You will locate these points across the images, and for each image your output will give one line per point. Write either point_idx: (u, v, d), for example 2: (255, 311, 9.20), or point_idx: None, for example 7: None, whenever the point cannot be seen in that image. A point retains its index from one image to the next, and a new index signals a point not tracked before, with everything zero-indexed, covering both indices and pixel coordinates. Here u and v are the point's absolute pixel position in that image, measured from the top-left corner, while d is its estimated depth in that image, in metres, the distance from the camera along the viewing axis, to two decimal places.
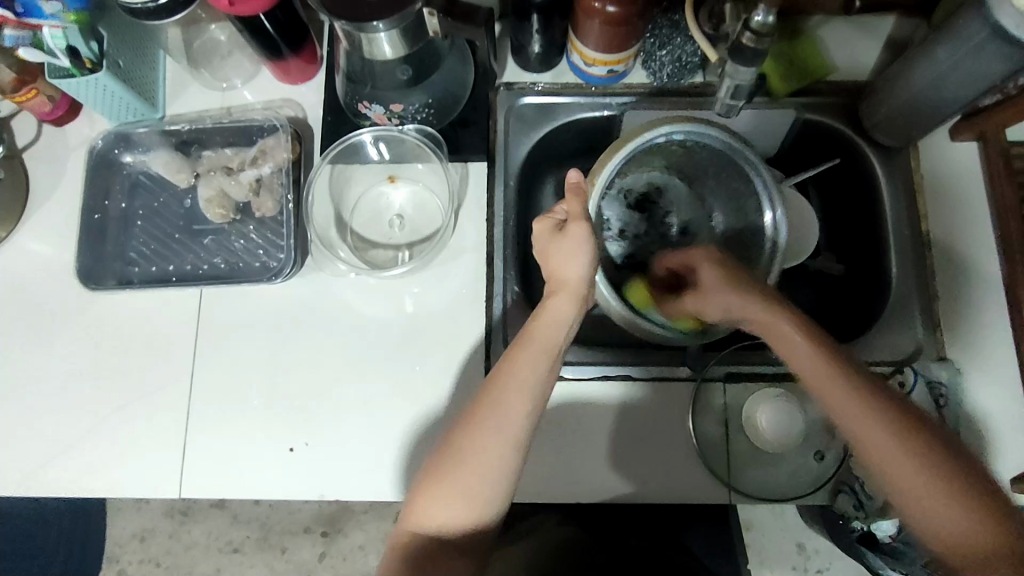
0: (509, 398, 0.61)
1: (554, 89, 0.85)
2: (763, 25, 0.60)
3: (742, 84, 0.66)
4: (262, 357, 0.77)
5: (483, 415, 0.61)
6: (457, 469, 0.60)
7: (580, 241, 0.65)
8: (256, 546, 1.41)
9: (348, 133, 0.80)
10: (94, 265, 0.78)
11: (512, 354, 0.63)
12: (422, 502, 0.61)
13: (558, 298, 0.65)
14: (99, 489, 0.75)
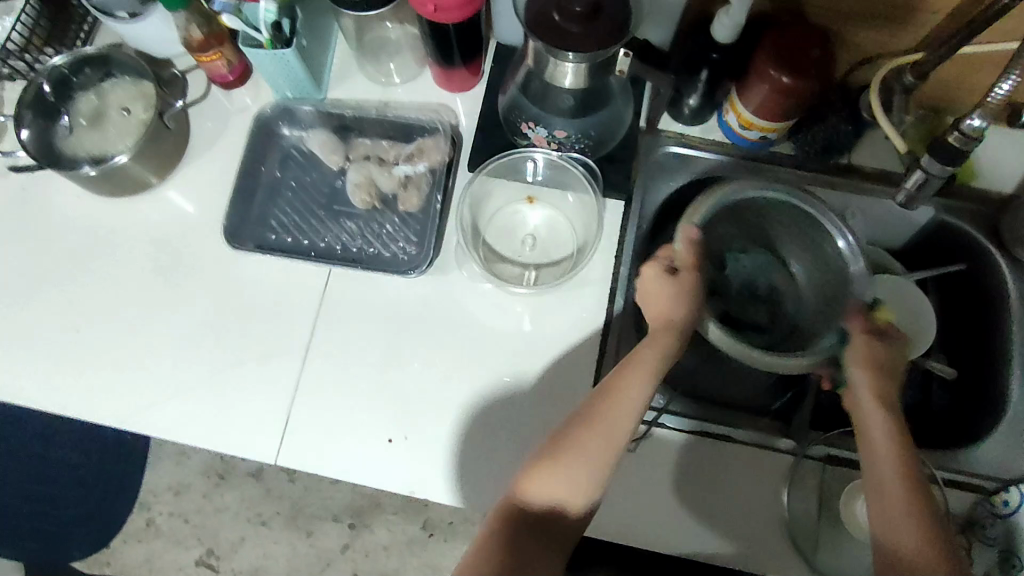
0: (616, 399, 0.64)
1: (699, 143, 0.86)
2: (977, 130, 0.68)
3: (933, 179, 0.76)
4: (377, 345, 0.79)
5: (597, 410, 0.63)
6: (574, 457, 0.61)
7: (684, 285, 0.70)
8: (284, 523, 1.53)
9: (512, 150, 0.82)
10: (240, 225, 0.82)
11: (626, 363, 0.66)
12: (533, 479, 0.61)
13: (663, 331, 0.68)
14: (201, 439, 0.77)
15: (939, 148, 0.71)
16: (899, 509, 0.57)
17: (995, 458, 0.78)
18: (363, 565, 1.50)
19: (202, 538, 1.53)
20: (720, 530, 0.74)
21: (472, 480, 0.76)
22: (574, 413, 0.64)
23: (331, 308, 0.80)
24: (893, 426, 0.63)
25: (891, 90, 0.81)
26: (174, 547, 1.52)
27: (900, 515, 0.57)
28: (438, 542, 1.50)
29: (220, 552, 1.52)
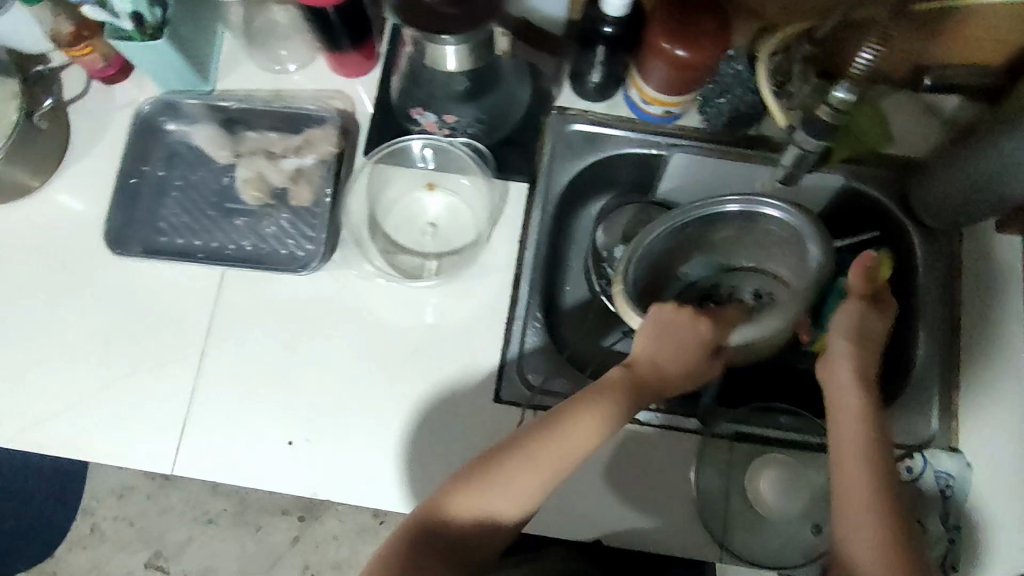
0: (584, 428, 0.63)
1: (606, 119, 0.83)
2: (845, 101, 0.64)
3: (807, 154, 0.71)
4: (275, 345, 0.77)
5: (560, 430, 0.62)
6: (515, 474, 0.61)
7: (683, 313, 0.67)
8: (232, 520, 1.50)
9: (395, 138, 0.80)
10: (124, 228, 0.78)
11: (608, 386, 0.66)
12: (462, 494, 0.61)
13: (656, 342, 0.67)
14: (95, 453, 0.74)
15: (812, 124, 0.67)
16: (872, 535, 0.57)
17: (904, 426, 0.78)
18: (314, 557, 1.49)
19: (150, 540, 1.50)
20: (630, 514, 0.73)
21: (380, 479, 0.74)
22: (533, 424, 0.64)
23: (227, 311, 0.77)
24: (872, 442, 0.61)
25: (790, 57, 0.79)
26: (119, 552, 1.49)
27: (868, 538, 0.57)
28: (389, 529, 1.51)
29: (167, 554, 1.49)
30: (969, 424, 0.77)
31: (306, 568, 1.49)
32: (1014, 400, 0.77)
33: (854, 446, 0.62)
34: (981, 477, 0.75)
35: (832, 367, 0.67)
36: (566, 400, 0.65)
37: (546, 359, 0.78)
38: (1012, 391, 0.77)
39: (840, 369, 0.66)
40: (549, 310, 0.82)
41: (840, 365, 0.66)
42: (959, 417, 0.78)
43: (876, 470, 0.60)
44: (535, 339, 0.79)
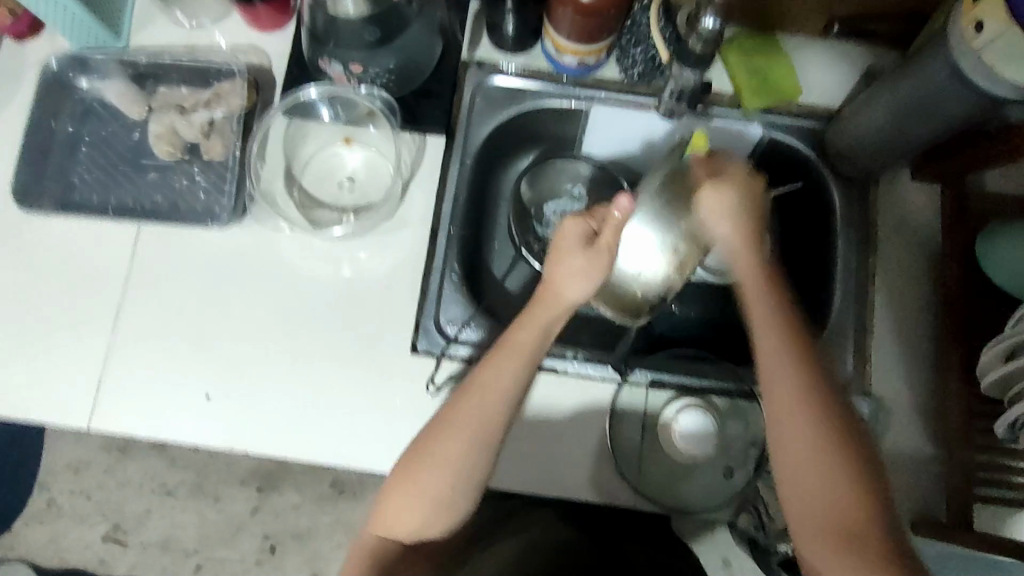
0: (476, 418, 0.63)
1: (524, 73, 0.83)
2: (712, 33, 0.60)
3: (687, 85, 0.71)
4: (191, 300, 0.76)
5: (455, 429, 0.63)
6: (429, 478, 0.63)
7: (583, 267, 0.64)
8: (190, 492, 1.36)
9: (297, 90, 0.79)
10: (33, 185, 0.77)
11: (491, 361, 0.65)
12: (389, 507, 0.65)
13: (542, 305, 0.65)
14: (9, 410, 0.74)
15: (687, 57, 0.65)
16: (803, 455, 0.59)
17: (819, 372, 0.79)
18: (273, 527, 1.36)
19: (108, 513, 1.36)
20: (547, 464, 0.75)
21: (299, 431, 0.74)
22: (430, 425, 0.65)
23: (142, 267, 0.77)
24: (808, 384, 0.61)
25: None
26: (77, 526, 1.36)
27: (789, 466, 0.60)
28: (348, 500, 1.35)
29: (126, 527, 1.36)
30: (885, 367, 0.78)
31: (265, 539, 1.35)
32: (921, 343, 0.78)
33: (786, 366, 0.61)
34: (890, 420, 0.76)
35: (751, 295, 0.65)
36: (452, 394, 0.65)
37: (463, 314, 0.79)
38: (923, 335, 0.78)
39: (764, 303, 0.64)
40: (469, 263, 0.83)
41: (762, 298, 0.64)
42: (875, 361, 0.78)
43: (799, 395, 0.60)
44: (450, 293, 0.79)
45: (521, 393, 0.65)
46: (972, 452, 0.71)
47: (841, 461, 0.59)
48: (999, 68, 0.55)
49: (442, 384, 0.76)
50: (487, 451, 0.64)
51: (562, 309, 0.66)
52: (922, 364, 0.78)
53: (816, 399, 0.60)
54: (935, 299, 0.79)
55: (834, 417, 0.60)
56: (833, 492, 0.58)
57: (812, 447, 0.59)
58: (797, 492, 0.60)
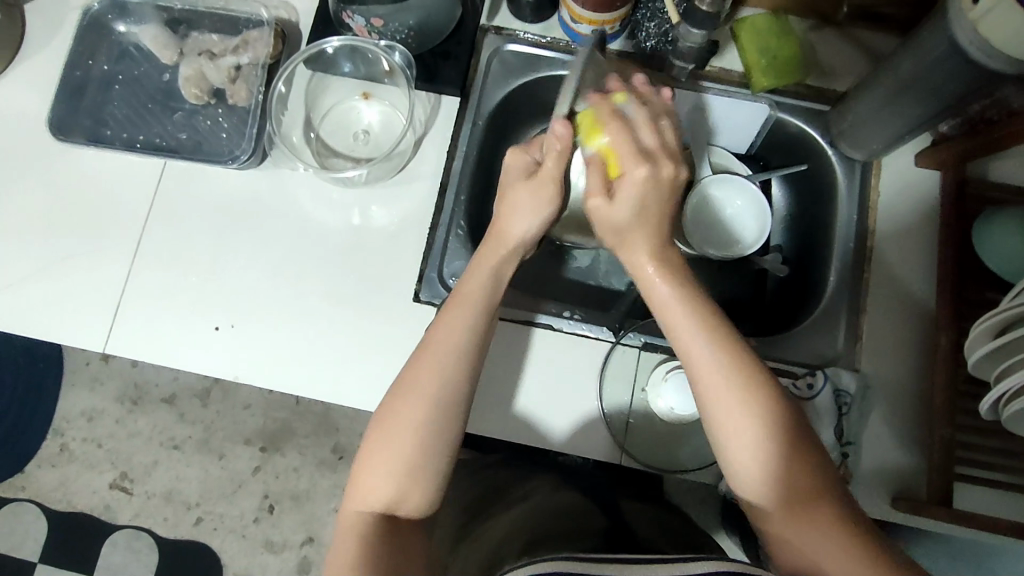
0: (441, 365, 0.64)
1: (540, 41, 0.85)
2: None
3: (692, 44, 0.77)
4: (207, 236, 0.80)
5: (420, 381, 0.63)
6: (405, 432, 0.62)
7: (528, 199, 0.69)
8: (196, 447, 1.35)
9: (319, 39, 0.81)
10: (68, 118, 0.82)
11: (446, 312, 0.66)
12: (363, 477, 0.62)
13: (489, 252, 0.69)
14: (30, 328, 0.78)
15: (694, 15, 0.71)
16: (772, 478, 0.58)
17: (808, 347, 0.81)
18: (273, 487, 1.34)
19: (117, 463, 1.35)
20: (540, 418, 0.77)
21: (302, 367, 0.77)
22: (396, 382, 0.65)
23: (164, 201, 0.81)
24: (731, 379, 0.60)
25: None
26: (86, 472, 1.35)
27: (742, 443, 0.59)
28: (349, 466, 1.34)
29: (133, 476, 1.34)
30: (876, 347, 0.79)
31: (265, 498, 1.34)
32: (912, 325, 0.79)
33: (735, 406, 0.59)
34: (877, 397, 0.77)
35: (702, 378, 0.61)
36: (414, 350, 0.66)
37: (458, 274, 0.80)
38: (914, 318, 0.79)
39: (706, 362, 0.61)
40: (476, 222, 0.85)
41: (695, 338, 0.62)
42: (867, 339, 0.79)
43: (749, 419, 0.59)
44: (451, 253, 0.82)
45: (479, 341, 0.66)
46: (954, 432, 0.72)
47: (799, 474, 0.58)
48: (993, 35, 0.56)
49: None
50: (450, 400, 0.63)
51: (509, 251, 0.69)
52: (912, 346, 0.78)
53: (771, 430, 0.59)
54: (930, 283, 0.80)
55: (788, 433, 0.59)
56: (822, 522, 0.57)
57: (755, 421, 0.59)
58: (758, 483, 0.59)
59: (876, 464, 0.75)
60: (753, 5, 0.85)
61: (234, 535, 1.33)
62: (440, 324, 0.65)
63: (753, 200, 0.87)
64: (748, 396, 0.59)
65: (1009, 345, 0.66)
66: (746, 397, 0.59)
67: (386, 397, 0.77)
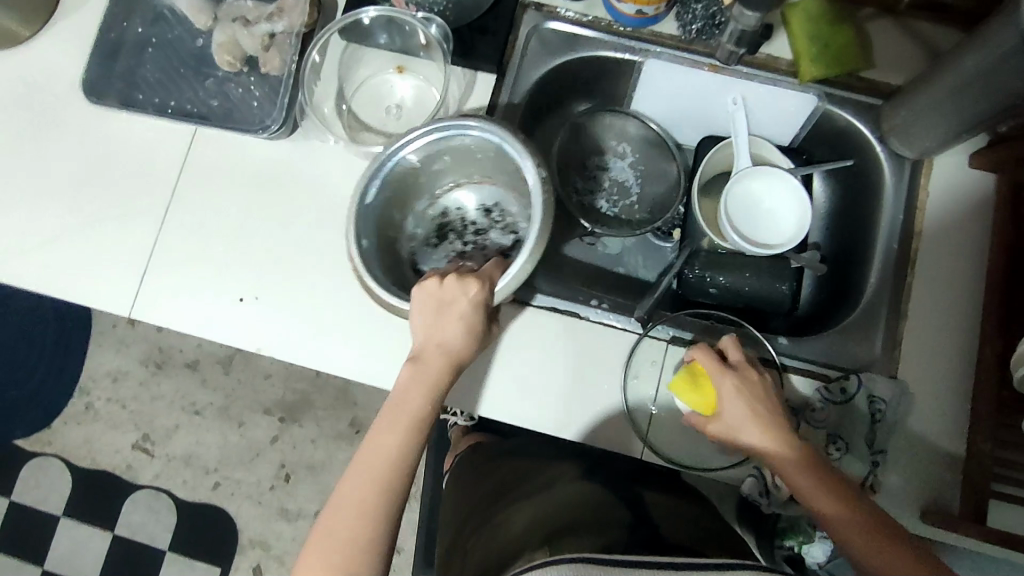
0: (385, 464, 0.61)
1: (581, 19, 0.82)
2: None
3: (746, 29, 0.72)
4: (235, 206, 0.79)
5: (343, 500, 0.59)
6: (332, 555, 0.57)
7: (451, 303, 0.64)
8: (217, 414, 1.37)
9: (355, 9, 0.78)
10: (100, 80, 0.81)
11: (394, 403, 0.63)
12: None
13: (415, 370, 0.64)
14: (57, 289, 0.78)
15: None
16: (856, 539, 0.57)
17: (846, 351, 0.78)
18: (290, 457, 1.35)
19: (139, 425, 1.37)
20: (565, 406, 0.75)
21: (324, 343, 0.77)
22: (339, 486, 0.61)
23: (193, 169, 0.80)
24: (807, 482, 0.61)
25: None
26: (109, 431, 1.37)
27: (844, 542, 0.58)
28: None
29: (155, 438, 1.36)
30: (915, 354, 0.75)
31: (282, 467, 1.34)
32: (956, 332, 0.75)
33: (798, 481, 0.62)
34: (914, 404, 0.74)
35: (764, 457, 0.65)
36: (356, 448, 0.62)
37: (384, 267, 0.71)
38: (958, 324, 0.76)
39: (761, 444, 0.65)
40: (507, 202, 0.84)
41: (746, 424, 0.66)
42: (906, 346, 0.76)
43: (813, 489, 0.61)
44: (371, 250, 0.69)
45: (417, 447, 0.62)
46: (993, 446, 0.69)
47: (870, 529, 0.57)
48: None
49: None
50: (379, 513, 0.59)
51: (433, 365, 0.64)
52: (954, 354, 0.75)
53: (840, 501, 0.60)
54: (977, 290, 0.76)
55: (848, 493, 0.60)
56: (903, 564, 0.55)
57: (842, 519, 0.59)
58: None
59: (908, 475, 0.72)
60: None
61: (251, 501, 1.34)
62: (371, 439, 0.62)
63: (761, 172, 0.84)
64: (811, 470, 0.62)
65: None
66: (811, 470, 0.61)
67: None
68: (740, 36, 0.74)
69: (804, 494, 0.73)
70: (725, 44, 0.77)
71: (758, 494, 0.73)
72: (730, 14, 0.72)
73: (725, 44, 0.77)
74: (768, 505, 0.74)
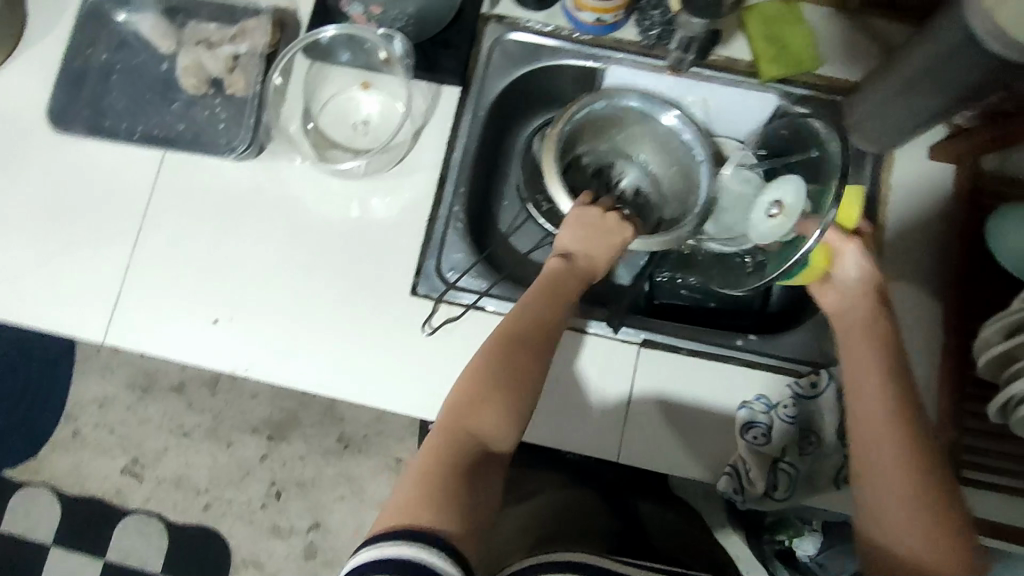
0: (534, 350, 0.64)
1: (544, 30, 0.83)
2: None
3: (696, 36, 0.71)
4: (207, 227, 0.80)
5: (495, 363, 0.62)
6: (487, 397, 0.60)
7: (609, 231, 0.73)
8: (206, 434, 1.32)
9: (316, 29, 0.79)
10: (66, 108, 0.82)
11: (546, 296, 0.68)
12: (460, 420, 0.59)
13: (568, 274, 0.70)
14: (31, 318, 0.78)
15: None
16: (899, 435, 0.60)
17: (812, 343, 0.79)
18: (280, 474, 1.32)
19: (129, 450, 1.32)
20: (547, 411, 0.77)
21: (300, 360, 0.77)
22: (484, 348, 0.64)
23: (163, 193, 0.80)
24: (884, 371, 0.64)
25: None
26: (98, 457, 1.32)
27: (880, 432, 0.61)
28: (355, 456, 1.31)
29: (144, 461, 1.32)
30: None
31: (272, 485, 1.31)
32: (923, 322, 0.77)
33: (872, 368, 0.65)
34: None
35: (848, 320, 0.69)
36: (503, 320, 0.66)
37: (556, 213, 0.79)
38: (926, 315, 0.77)
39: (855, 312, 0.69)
40: (476, 212, 0.85)
41: (859, 291, 0.70)
42: None
43: (895, 387, 0.63)
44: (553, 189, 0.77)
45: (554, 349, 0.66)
46: (960, 434, 0.70)
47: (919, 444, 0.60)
48: (1013, 29, 0.54)
49: (439, 326, 0.77)
50: (524, 379, 0.63)
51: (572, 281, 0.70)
52: (921, 345, 0.76)
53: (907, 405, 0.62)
54: (941, 280, 0.77)
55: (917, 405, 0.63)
56: (927, 475, 0.59)
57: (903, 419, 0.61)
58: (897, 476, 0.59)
59: None
60: None
61: (242, 521, 1.31)
62: (506, 327, 0.65)
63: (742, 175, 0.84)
64: (893, 370, 0.65)
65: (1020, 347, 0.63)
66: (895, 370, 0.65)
67: (381, 390, 0.76)
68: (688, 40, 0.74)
69: (777, 487, 0.74)
70: (676, 49, 0.77)
71: (732, 491, 0.74)
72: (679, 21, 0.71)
73: (676, 49, 0.76)
74: (742, 501, 0.75)
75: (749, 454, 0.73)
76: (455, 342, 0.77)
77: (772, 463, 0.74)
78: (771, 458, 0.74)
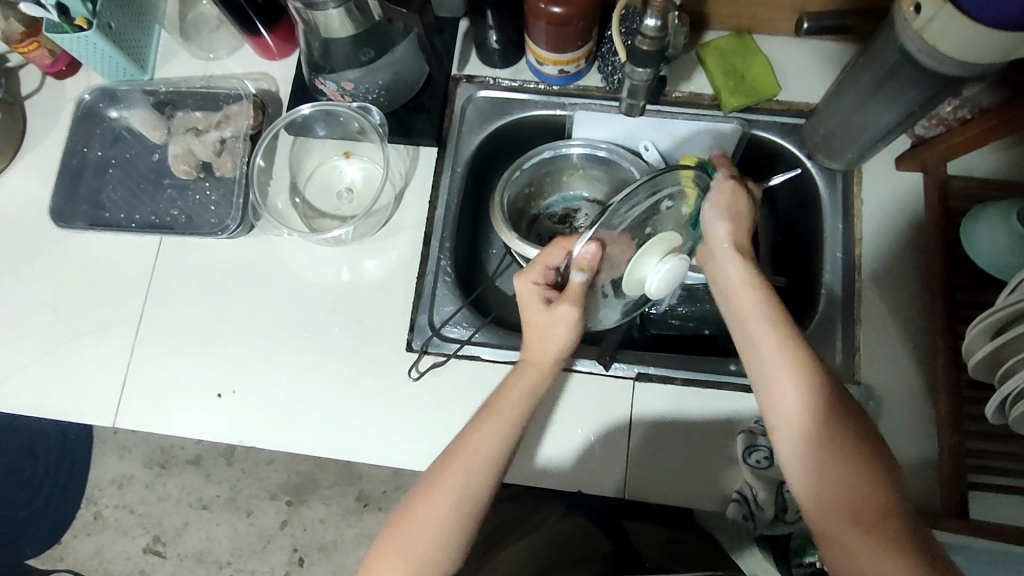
0: (456, 483, 0.61)
1: (512, 85, 0.88)
2: (656, 31, 0.64)
3: (639, 84, 0.73)
4: (207, 302, 0.83)
5: (449, 475, 0.62)
6: (424, 528, 0.60)
7: (561, 322, 0.64)
8: (225, 505, 1.29)
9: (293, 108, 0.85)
10: (66, 205, 0.86)
11: (479, 418, 0.64)
12: (378, 561, 0.61)
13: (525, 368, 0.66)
14: (45, 407, 0.80)
15: (638, 57, 0.68)
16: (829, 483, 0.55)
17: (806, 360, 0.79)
18: (302, 540, 1.29)
19: (151, 529, 1.30)
20: (550, 452, 0.78)
21: (306, 423, 0.78)
22: (414, 489, 0.63)
23: (164, 273, 0.84)
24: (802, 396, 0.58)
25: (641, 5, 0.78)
26: (121, 537, 1.30)
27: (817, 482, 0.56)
28: (376, 514, 1.28)
29: (166, 539, 1.29)
30: (876, 357, 0.77)
31: (294, 551, 1.29)
32: (913, 329, 0.77)
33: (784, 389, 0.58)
34: (885, 407, 0.75)
35: (773, 382, 0.59)
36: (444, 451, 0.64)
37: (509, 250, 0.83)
38: (914, 322, 0.77)
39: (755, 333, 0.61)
40: (464, 263, 0.87)
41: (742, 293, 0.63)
42: (865, 351, 0.77)
43: (833, 451, 0.56)
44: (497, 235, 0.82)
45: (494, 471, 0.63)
46: (962, 438, 0.69)
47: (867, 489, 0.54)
48: (945, 45, 0.57)
49: (426, 370, 0.79)
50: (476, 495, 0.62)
51: (541, 369, 0.66)
52: (914, 351, 0.77)
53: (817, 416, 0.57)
54: (923, 286, 0.78)
55: (845, 409, 0.57)
56: (858, 489, 0.54)
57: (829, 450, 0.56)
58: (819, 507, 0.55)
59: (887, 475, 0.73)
60: (717, 27, 0.87)
61: None
62: (475, 428, 0.64)
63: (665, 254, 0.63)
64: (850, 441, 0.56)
65: (1006, 346, 0.64)
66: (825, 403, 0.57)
67: (385, 446, 0.77)
68: (636, 89, 0.75)
69: (787, 510, 0.73)
70: (624, 98, 0.78)
71: (742, 518, 0.74)
72: (624, 72, 0.73)
73: (624, 98, 0.78)
74: (754, 527, 0.74)
75: (755, 480, 0.73)
76: (452, 391, 0.79)
77: (778, 486, 0.73)
78: (776, 481, 0.73)
